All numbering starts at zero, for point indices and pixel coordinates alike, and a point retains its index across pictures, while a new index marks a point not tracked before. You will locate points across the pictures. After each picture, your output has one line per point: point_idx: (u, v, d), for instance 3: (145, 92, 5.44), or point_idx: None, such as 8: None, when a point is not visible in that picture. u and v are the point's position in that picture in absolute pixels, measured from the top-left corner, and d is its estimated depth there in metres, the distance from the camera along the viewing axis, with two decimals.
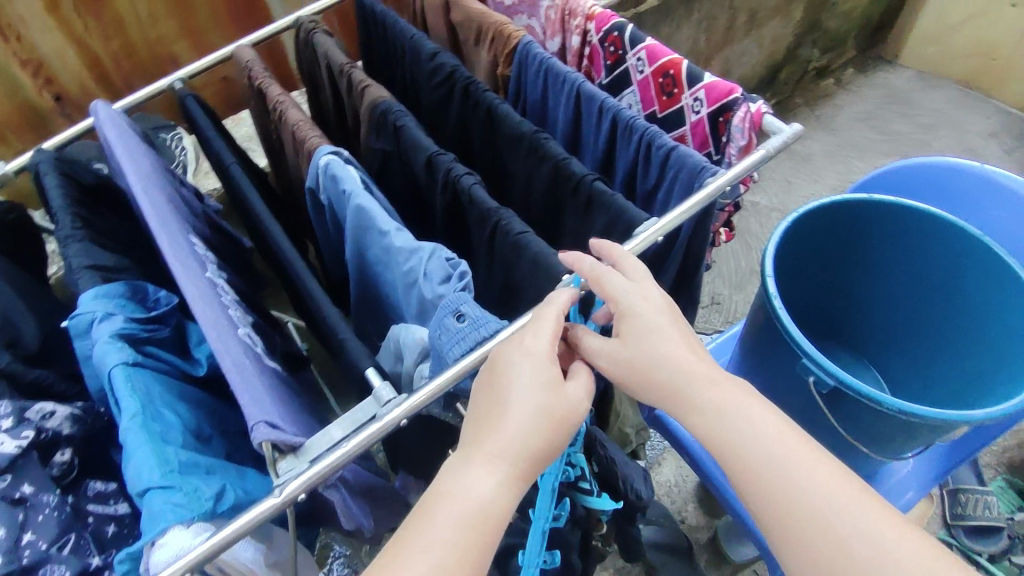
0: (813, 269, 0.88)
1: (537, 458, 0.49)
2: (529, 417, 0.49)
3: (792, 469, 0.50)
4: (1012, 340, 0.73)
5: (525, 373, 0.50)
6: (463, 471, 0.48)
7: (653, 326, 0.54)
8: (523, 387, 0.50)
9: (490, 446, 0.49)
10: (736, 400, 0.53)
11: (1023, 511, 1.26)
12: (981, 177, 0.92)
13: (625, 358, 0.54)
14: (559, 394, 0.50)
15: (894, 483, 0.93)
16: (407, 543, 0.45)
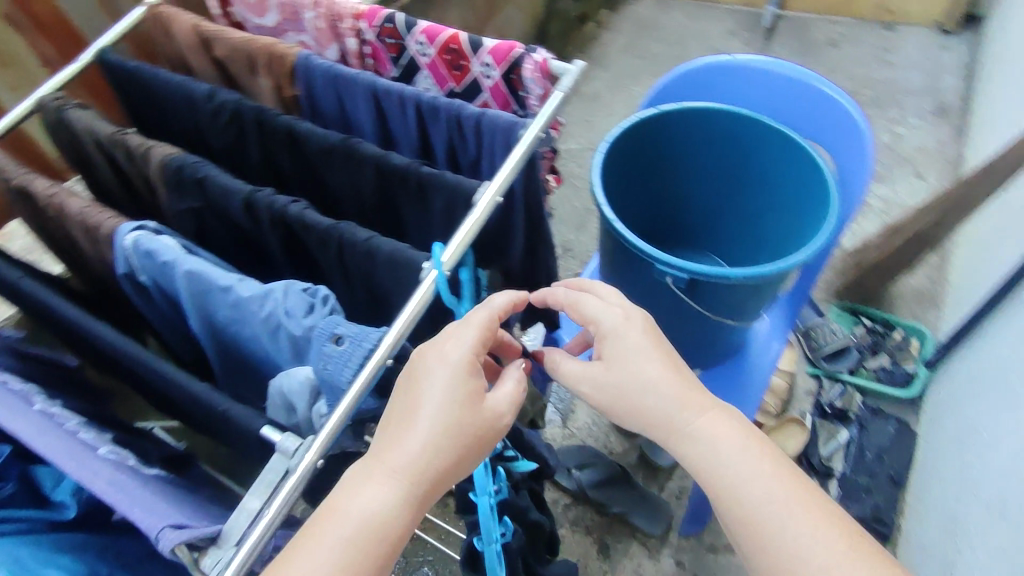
0: (636, 187, 0.96)
1: (435, 479, 0.52)
2: (435, 436, 0.51)
3: (775, 505, 0.54)
4: (805, 189, 0.86)
5: (438, 387, 0.53)
6: (358, 489, 0.50)
7: (630, 350, 0.61)
8: (434, 403, 0.52)
9: (390, 466, 0.51)
10: (728, 435, 0.58)
11: (859, 325, 1.50)
12: (735, 65, 1.05)
13: (609, 382, 0.62)
14: (474, 407, 0.53)
15: (758, 342, 1.08)
16: (293, 559, 0.47)
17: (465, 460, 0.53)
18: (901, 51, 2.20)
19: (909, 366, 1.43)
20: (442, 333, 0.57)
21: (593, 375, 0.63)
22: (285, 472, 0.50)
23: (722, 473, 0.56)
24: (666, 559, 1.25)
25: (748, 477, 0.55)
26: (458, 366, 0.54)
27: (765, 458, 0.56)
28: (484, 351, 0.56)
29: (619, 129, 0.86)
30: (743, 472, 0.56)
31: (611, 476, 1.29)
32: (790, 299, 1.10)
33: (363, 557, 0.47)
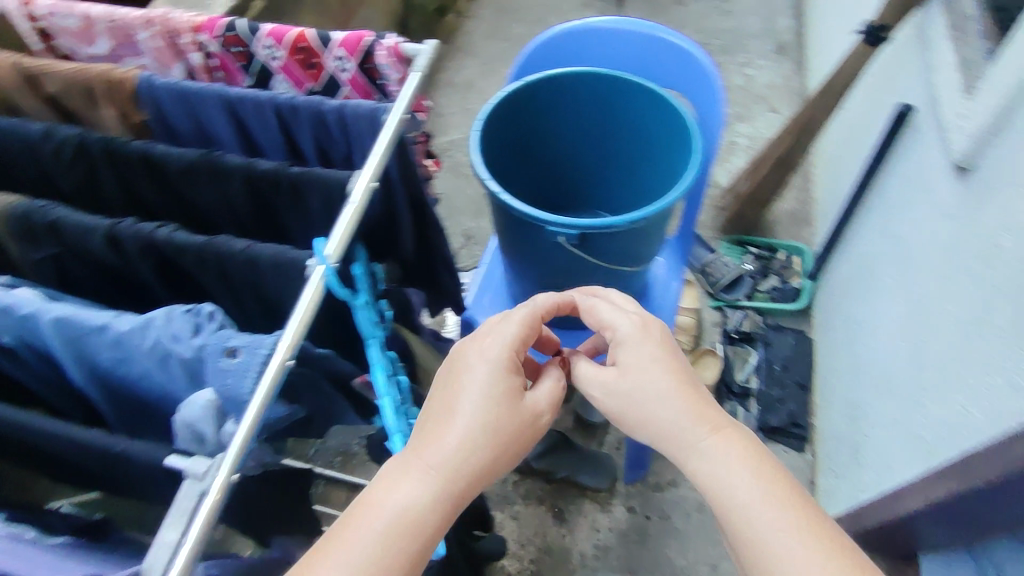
0: (519, 159, 0.99)
1: (473, 473, 0.57)
2: (472, 432, 0.57)
3: (779, 530, 0.53)
4: (670, 135, 0.92)
5: (475, 387, 0.60)
6: (394, 484, 0.55)
7: (641, 358, 0.64)
8: (470, 401, 0.59)
9: (430, 463, 0.56)
10: (740, 454, 0.58)
11: (747, 254, 1.64)
12: (588, 30, 1.10)
13: (619, 388, 0.64)
14: (508, 407, 0.60)
15: (660, 284, 1.15)
16: (329, 548, 0.51)
17: (500, 457, 0.59)
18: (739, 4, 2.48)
19: (795, 280, 1.60)
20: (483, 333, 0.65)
21: (604, 379, 0.66)
22: (199, 496, 0.47)
23: (730, 494, 0.56)
24: (618, 508, 1.30)
25: (755, 500, 0.55)
26: (496, 367, 0.61)
27: (773, 480, 0.56)
28: (523, 350, 0.65)
29: (491, 104, 0.89)
30: (749, 493, 0.55)
31: (552, 443, 1.32)
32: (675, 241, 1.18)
33: (400, 543, 0.52)
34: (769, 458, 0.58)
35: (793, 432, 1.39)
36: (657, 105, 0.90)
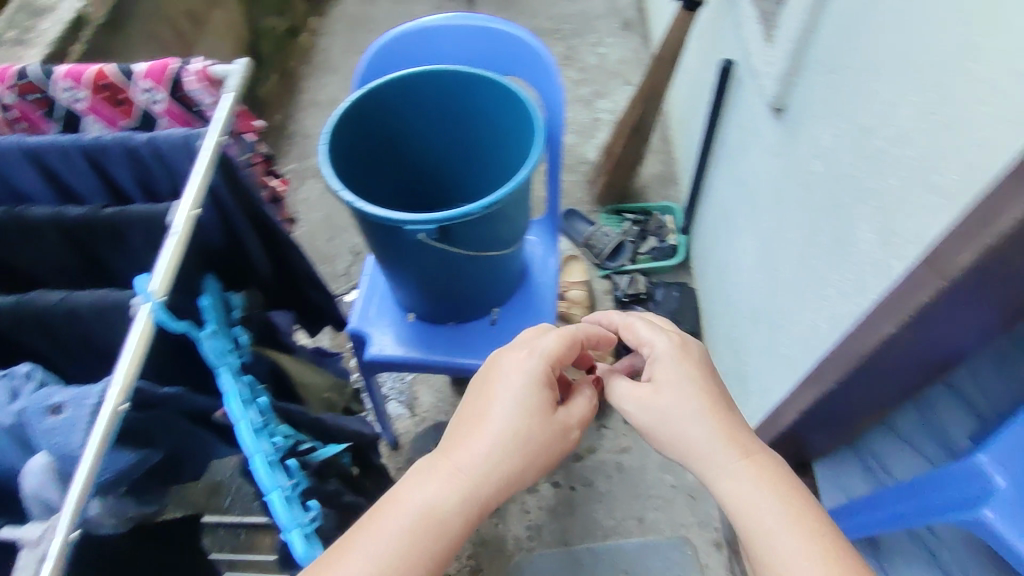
0: (376, 166, 1.00)
1: (500, 481, 0.63)
2: (506, 438, 0.64)
3: (800, 551, 0.57)
4: (514, 121, 0.95)
5: (511, 397, 0.66)
6: (421, 483, 0.61)
7: (678, 377, 0.71)
8: (506, 409, 0.65)
9: (463, 465, 0.62)
10: (767, 472, 0.64)
11: (624, 221, 1.77)
12: (423, 29, 1.11)
13: (650, 405, 0.71)
14: (543, 419, 0.66)
15: (539, 263, 1.20)
16: (354, 539, 0.56)
17: (529, 467, 0.65)
18: None
19: (671, 238, 1.73)
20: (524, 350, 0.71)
21: (641, 396, 0.72)
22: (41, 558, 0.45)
23: (758, 517, 0.61)
24: (544, 485, 1.33)
25: (782, 525, 0.59)
26: (532, 378, 0.67)
27: (798, 506, 0.61)
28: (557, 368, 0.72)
29: (335, 116, 0.89)
30: (775, 519, 0.60)
31: None
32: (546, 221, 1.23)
33: (422, 537, 0.57)
34: (800, 487, 0.63)
35: None
36: (497, 94, 0.93)
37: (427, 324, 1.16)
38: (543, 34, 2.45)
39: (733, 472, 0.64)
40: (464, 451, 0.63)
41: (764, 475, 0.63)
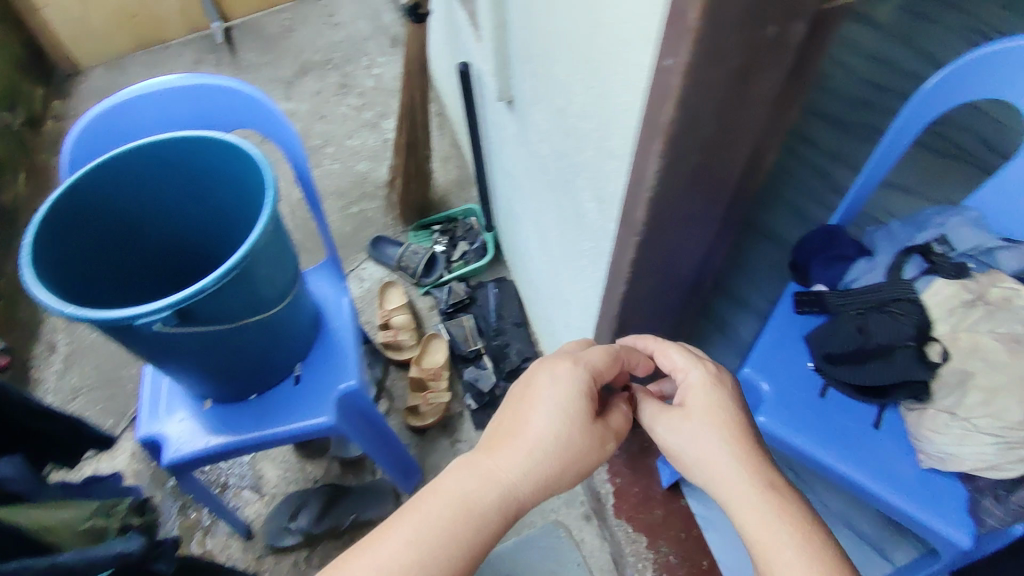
0: (91, 270, 0.90)
1: (529, 485, 0.68)
2: (545, 446, 0.69)
3: None
4: (247, 177, 0.91)
5: (551, 404, 0.71)
6: (461, 477, 0.67)
7: (709, 403, 0.72)
8: (546, 418, 0.70)
9: (502, 466, 0.68)
10: (780, 504, 0.65)
11: (433, 233, 1.79)
12: (131, 100, 1.02)
13: (680, 429, 0.72)
14: (581, 432, 0.71)
15: (331, 305, 1.17)
16: (394, 523, 0.64)
17: (556, 477, 0.69)
18: (342, 11, 2.57)
19: (480, 237, 1.76)
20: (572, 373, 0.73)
21: (672, 418, 0.74)
22: None
23: (777, 554, 0.62)
24: None
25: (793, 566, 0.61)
26: (572, 390, 0.72)
27: (807, 536, 0.63)
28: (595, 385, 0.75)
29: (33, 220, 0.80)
30: (792, 559, 0.62)
31: (324, 504, 1.34)
32: (330, 260, 1.21)
33: (460, 528, 0.64)
34: (818, 525, 0.65)
35: (527, 366, 1.53)
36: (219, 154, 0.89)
37: (224, 407, 1.07)
38: (314, 66, 2.39)
39: (751, 504, 0.65)
40: (507, 455, 0.69)
41: (769, 507, 0.65)
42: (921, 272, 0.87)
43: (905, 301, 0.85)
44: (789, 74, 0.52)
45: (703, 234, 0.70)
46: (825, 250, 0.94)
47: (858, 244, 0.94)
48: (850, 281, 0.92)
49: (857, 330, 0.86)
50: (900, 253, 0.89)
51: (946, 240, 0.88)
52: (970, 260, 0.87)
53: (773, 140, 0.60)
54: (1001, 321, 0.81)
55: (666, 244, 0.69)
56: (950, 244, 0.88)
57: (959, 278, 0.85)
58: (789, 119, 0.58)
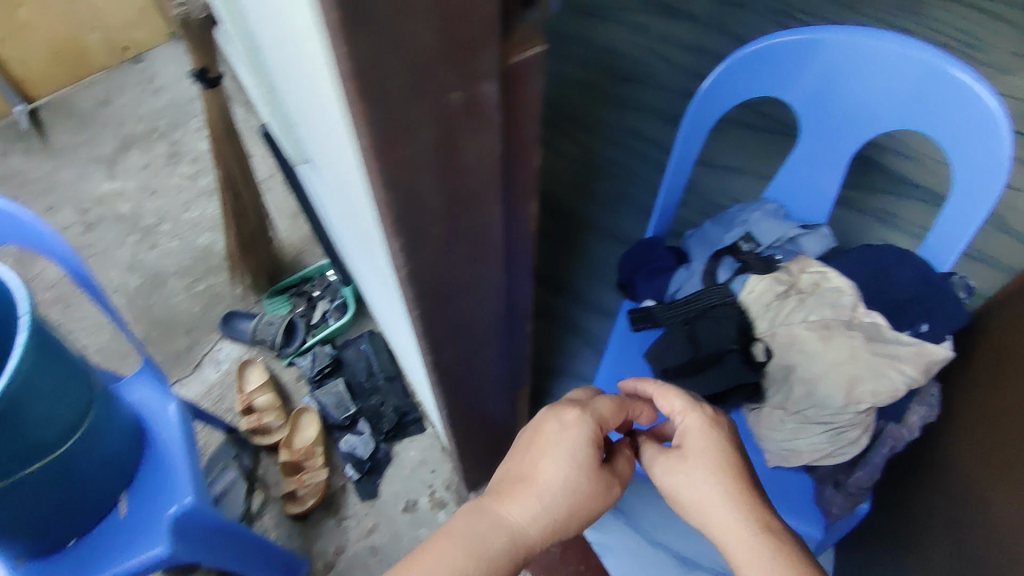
0: None
1: (535, 530, 0.66)
2: (555, 489, 0.67)
3: None
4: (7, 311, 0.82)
5: (561, 451, 0.69)
6: (472, 520, 0.65)
7: (705, 445, 0.70)
8: (555, 462, 0.68)
9: (514, 508, 0.66)
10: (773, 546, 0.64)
11: (290, 298, 1.68)
12: None
13: (677, 473, 0.70)
14: (587, 477, 0.69)
15: (157, 416, 1.05)
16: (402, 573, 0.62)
17: (562, 525, 0.67)
18: (161, 72, 2.37)
19: (339, 293, 1.67)
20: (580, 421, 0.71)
21: (668, 461, 0.71)
22: None
23: None
24: None
25: None
26: (581, 436, 0.69)
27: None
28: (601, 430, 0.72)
29: None
30: None
31: None
32: (145, 362, 1.08)
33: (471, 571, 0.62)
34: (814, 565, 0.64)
35: (406, 420, 1.46)
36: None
37: (35, 567, 0.92)
38: (138, 137, 2.19)
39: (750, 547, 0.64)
40: (518, 498, 0.67)
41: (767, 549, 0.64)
42: (734, 273, 0.87)
43: (727, 305, 0.86)
44: (506, 132, 0.48)
45: (487, 292, 0.65)
46: (645, 264, 0.93)
47: (673, 254, 0.93)
48: (676, 292, 0.90)
49: (689, 341, 0.84)
50: (713, 256, 0.88)
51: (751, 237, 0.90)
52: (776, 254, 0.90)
53: (524, 194, 0.56)
54: (811, 309, 0.83)
55: (450, 307, 0.64)
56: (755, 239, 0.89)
57: (770, 271, 0.87)
58: (532, 172, 0.54)
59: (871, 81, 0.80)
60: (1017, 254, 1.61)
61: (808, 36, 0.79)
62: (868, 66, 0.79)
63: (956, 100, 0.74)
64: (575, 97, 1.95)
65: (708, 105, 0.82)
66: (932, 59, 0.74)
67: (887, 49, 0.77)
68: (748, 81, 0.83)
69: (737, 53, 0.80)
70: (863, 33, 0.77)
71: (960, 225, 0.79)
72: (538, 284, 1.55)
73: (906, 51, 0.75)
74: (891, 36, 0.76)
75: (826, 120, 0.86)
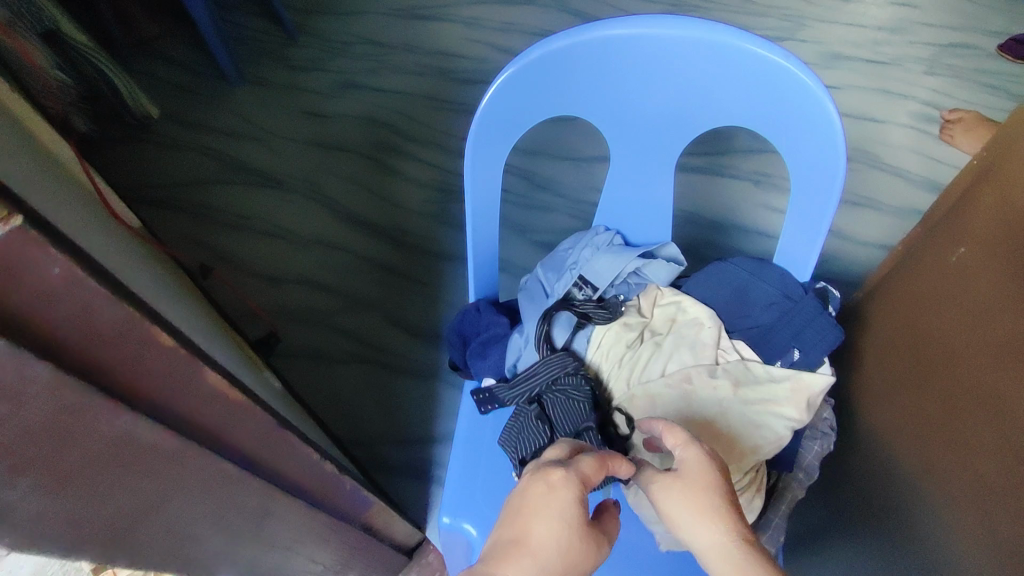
0: None
1: None
2: (552, 556, 0.48)
3: None
4: None
5: (551, 516, 0.50)
6: None
7: (703, 486, 0.51)
8: (547, 524, 0.50)
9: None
10: None
11: None
12: None
13: (673, 510, 0.52)
14: (587, 539, 0.51)
15: None
16: None
17: None
18: None
19: None
20: (565, 474, 0.52)
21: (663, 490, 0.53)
22: None
23: None
24: None
25: None
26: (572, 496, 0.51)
27: None
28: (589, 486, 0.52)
29: None
30: None
31: None
32: None
33: None
34: None
35: None
36: None
37: None
38: None
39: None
40: (507, 569, 0.48)
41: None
42: (574, 329, 0.72)
43: (573, 370, 0.69)
44: (48, 345, 0.32)
45: (204, 488, 0.47)
46: (474, 338, 0.77)
47: (505, 318, 0.77)
48: (515, 366, 0.73)
49: (539, 421, 0.67)
50: (546, 313, 0.72)
51: (585, 280, 0.74)
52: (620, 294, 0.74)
53: (180, 381, 0.40)
54: (669, 355, 0.69)
55: (148, 526, 0.45)
56: (591, 283, 0.74)
57: (616, 318, 0.72)
58: (167, 355, 0.37)
59: (680, 77, 0.65)
60: (890, 191, 1.55)
61: (592, 34, 0.63)
62: (671, 60, 0.64)
63: (765, 76, 0.62)
64: (418, 113, 1.78)
65: (490, 134, 0.68)
66: (739, 41, 0.61)
67: (685, 37, 0.62)
68: (535, 98, 0.67)
69: (511, 69, 0.64)
70: (655, 22, 0.62)
71: (812, 220, 0.68)
72: (410, 337, 1.38)
73: (707, 36, 0.62)
74: (687, 21, 0.62)
75: (641, 129, 0.70)
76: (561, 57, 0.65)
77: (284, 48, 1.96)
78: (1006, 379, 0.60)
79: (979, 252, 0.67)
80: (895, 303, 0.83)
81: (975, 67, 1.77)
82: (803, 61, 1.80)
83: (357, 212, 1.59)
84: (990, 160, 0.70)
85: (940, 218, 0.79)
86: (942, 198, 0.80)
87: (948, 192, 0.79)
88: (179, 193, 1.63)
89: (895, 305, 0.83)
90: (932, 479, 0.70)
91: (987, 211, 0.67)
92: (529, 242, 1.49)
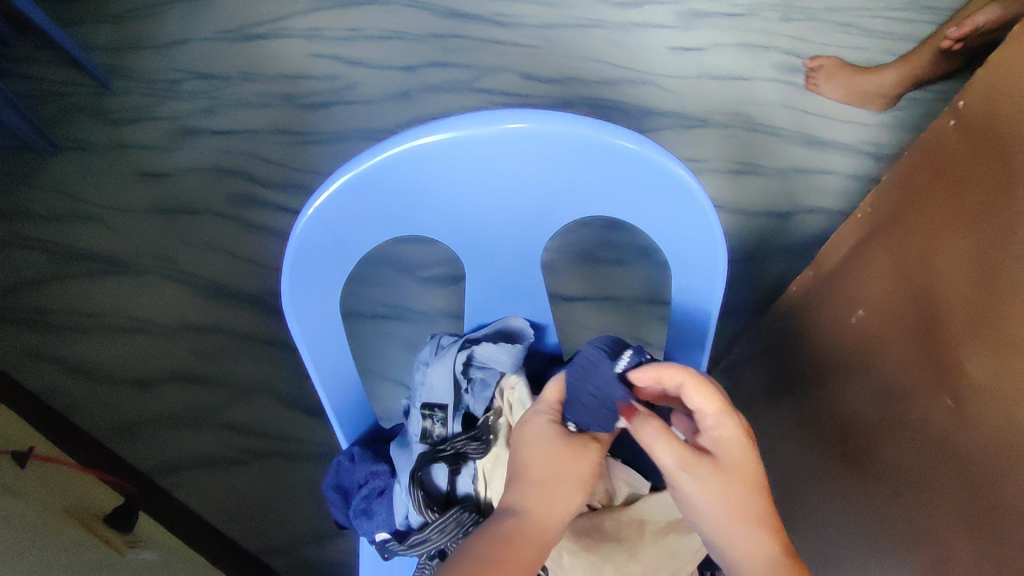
0: None
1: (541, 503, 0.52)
2: (535, 467, 0.54)
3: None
4: None
5: (529, 440, 0.56)
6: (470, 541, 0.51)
7: (741, 464, 0.55)
8: (528, 445, 0.55)
9: (509, 504, 0.53)
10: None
11: None
12: None
13: (712, 483, 0.53)
14: (567, 442, 0.55)
15: None
16: None
17: (560, 488, 0.53)
18: None
19: None
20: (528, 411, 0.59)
21: (702, 467, 0.54)
22: None
23: None
24: None
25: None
26: (539, 421, 0.57)
27: None
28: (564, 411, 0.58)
29: None
30: None
31: None
32: None
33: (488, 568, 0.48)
34: None
35: None
36: None
37: None
38: None
39: None
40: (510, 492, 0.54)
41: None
42: (454, 474, 0.63)
43: (471, 526, 0.59)
44: None
45: None
46: (356, 493, 0.67)
47: (384, 464, 0.68)
48: (406, 520, 0.63)
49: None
50: (414, 468, 0.61)
51: (431, 404, 0.66)
52: (479, 404, 0.65)
53: None
54: None
55: None
56: (439, 405, 0.65)
57: (489, 447, 0.62)
58: None
59: (538, 177, 0.57)
60: (771, 154, 1.54)
61: (423, 141, 0.53)
62: (524, 163, 0.56)
63: (628, 165, 0.55)
64: (269, 152, 1.58)
65: (323, 261, 0.58)
66: (600, 135, 0.53)
67: (543, 133, 0.53)
68: (369, 212, 0.57)
69: (328, 193, 0.54)
70: (495, 118, 0.52)
71: (698, 291, 0.64)
72: (311, 417, 1.25)
73: (566, 130, 0.53)
74: (541, 113, 0.53)
75: (501, 226, 0.61)
76: (392, 175, 0.54)
77: (101, 99, 1.69)
78: (954, 438, 0.59)
79: (883, 317, 0.70)
80: (804, 337, 0.85)
81: (826, 6, 1.77)
82: (665, 27, 1.73)
83: (224, 282, 1.41)
84: (884, 221, 0.72)
85: (838, 264, 0.80)
86: (831, 242, 0.82)
87: (841, 237, 0.80)
88: (4, 302, 1.39)
89: (813, 349, 0.83)
90: (879, 525, 0.69)
91: (885, 280, 0.70)
92: (419, 278, 1.36)
